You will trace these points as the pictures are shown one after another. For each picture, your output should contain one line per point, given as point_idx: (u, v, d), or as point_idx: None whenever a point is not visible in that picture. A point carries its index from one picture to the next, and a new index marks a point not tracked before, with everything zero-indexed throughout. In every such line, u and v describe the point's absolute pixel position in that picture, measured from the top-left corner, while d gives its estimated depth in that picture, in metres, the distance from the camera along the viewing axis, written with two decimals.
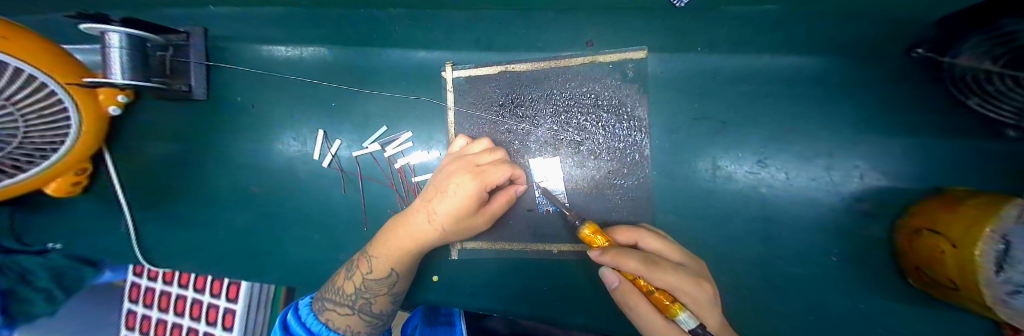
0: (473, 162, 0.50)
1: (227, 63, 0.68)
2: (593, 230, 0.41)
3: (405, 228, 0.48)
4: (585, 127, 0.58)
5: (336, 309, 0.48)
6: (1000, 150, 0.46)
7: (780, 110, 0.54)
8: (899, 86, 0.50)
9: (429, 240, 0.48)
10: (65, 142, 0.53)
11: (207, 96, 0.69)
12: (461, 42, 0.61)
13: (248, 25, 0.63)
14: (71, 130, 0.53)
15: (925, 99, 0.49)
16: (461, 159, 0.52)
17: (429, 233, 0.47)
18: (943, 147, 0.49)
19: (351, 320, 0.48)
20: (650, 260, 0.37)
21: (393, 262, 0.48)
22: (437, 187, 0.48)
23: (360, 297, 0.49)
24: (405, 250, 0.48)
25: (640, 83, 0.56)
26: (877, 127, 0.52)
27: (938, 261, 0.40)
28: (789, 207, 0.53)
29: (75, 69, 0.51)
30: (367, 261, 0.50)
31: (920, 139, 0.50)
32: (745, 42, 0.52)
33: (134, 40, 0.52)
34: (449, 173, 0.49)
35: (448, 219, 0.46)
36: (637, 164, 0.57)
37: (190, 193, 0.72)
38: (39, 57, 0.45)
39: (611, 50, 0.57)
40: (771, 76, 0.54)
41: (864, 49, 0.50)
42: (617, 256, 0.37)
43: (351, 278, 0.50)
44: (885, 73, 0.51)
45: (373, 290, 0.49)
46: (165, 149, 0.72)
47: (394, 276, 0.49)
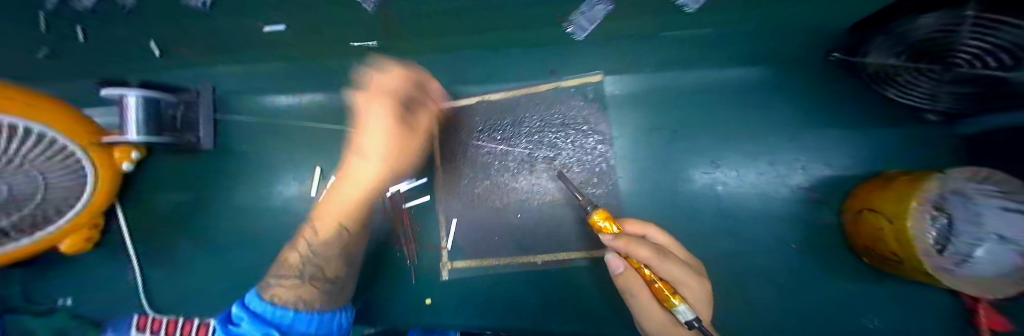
0: (406, 107, 0.56)
1: (236, 115, 0.77)
2: (606, 216, 0.43)
3: (339, 193, 0.56)
4: (556, 144, 0.65)
5: (285, 280, 0.53)
6: (897, 135, 0.55)
7: (727, 115, 0.60)
8: (820, 87, 0.58)
9: (373, 186, 0.57)
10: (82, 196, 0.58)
11: (213, 145, 0.76)
12: (440, 79, 0.68)
13: (253, 81, 0.72)
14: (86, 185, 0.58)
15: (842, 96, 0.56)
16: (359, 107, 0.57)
17: (366, 179, 0.56)
18: (864, 136, 0.56)
19: (300, 290, 0.52)
20: (659, 251, 0.39)
21: (338, 222, 0.55)
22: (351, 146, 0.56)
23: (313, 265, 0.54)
24: (353, 208, 0.55)
25: (600, 102, 0.64)
26: (814, 123, 0.58)
27: (880, 236, 0.44)
28: (748, 202, 0.57)
29: (94, 130, 0.58)
30: (309, 233, 0.56)
31: (850, 130, 0.56)
32: (689, 59, 0.59)
33: (149, 100, 0.59)
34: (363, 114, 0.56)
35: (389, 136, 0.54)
36: (606, 174, 0.63)
37: (196, 237, 0.77)
38: (62, 123, 0.51)
39: (571, 76, 0.65)
40: (713, 87, 0.61)
41: (788, 58, 0.57)
42: (633, 243, 0.38)
43: (298, 251, 0.56)
44: (811, 75, 0.57)
45: (320, 255, 0.54)
46: (173, 198, 0.78)
47: (344, 235, 0.55)
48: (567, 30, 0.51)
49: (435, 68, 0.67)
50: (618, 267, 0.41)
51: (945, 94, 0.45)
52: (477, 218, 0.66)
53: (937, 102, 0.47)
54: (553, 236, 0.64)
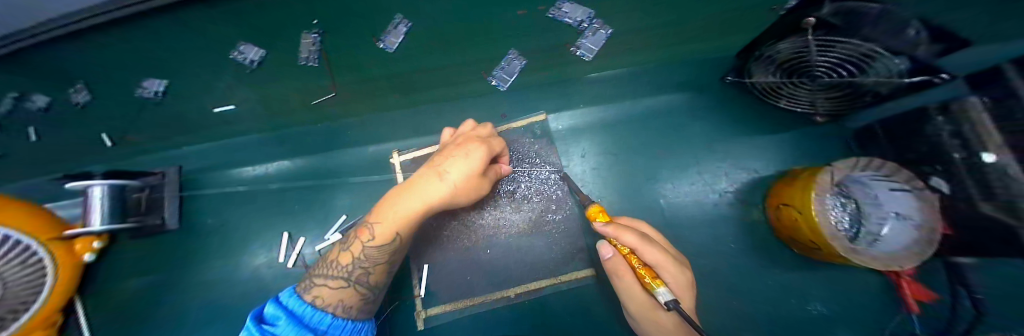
0: (473, 135, 0.51)
1: (199, 190, 0.77)
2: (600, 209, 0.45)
3: (410, 189, 0.45)
4: (515, 178, 0.68)
5: (328, 284, 0.44)
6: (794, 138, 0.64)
7: (658, 134, 0.68)
8: (728, 102, 0.67)
9: (439, 207, 0.45)
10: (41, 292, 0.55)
11: (179, 222, 0.76)
12: (402, 133, 0.75)
13: (224, 156, 0.76)
14: (47, 278, 0.57)
15: (745, 109, 0.66)
16: (461, 136, 0.52)
17: (444, 194, 0.43)
18: (770, 141, 0.64)
19: (340, 293, 0.44)
20: (647, 237, 0.38)
21: (397, 228, 0.45)
22: (444, 154, 0.47)
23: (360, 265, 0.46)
24: (411, 217, 0.45)
25: (548, 136, 0.70)
26: (730, 134, 0.66)
27: (794, 225, 0.49)
28: (688, 209, 0.63)
29: (55, 226, 0.59)
30: (368, 228, 0.47)
31: (758, 137, 0.65)
32: (614, 92, 0.69)
33: (116, 188, 0.61)
34: (460, 145, 0.47)
35: (464, 185, 0.45)
36: (563, 201, 0.67)
37: (158, 322, 0.73)
38: (18, 221, 0.52)
39: (519, 116, 0.72)
40: (642, 112, 0.69)
41: (695, 82, 0.67)
42: (620, 228, 0.38)
43: (349, 248, 0.47)
44: (719, 94, 0.67)
45: (372, 258, 0.46)
46: (136, 283, 0.75)
47: (399, 243, 0.47)
48: (491, 82, 0.67)
49: (396, 123, 0.74)
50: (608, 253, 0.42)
51: (820, 100, 0.54)
52: (447, 261, 0.68)
53: (818, 108, 0.56)
54: (521, 268, 0.66)
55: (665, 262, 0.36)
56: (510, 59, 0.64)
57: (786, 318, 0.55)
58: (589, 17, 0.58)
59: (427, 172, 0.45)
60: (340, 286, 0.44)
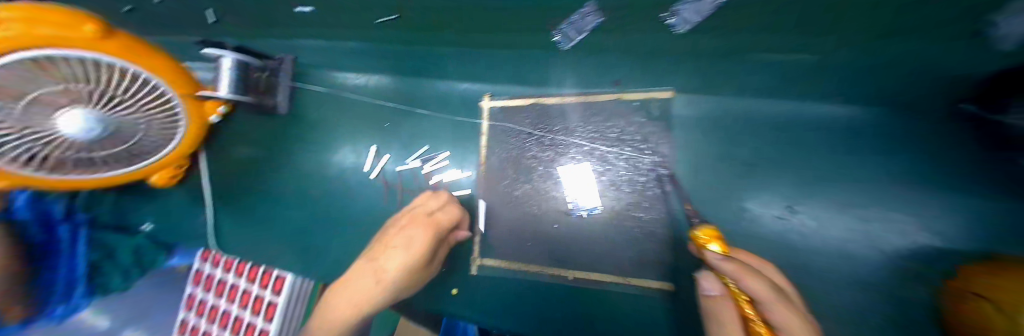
0: (421, 212, 0.62)
1: (309, 85, 0.82)
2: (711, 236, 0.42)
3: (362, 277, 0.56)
4: (607, 159, 0.62)
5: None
6: None
7: (812, 154, 0.57)
8: (922, 138, 0.53)
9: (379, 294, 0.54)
10: (177, 137, 0.66)
11: (288, 110, 0.83)
12: (499, 77, 0.70)
13: (330, 57, 0.78)
14: (180, 129, 0.65)
15: (952, 153, 0.51)
16: (413, 214, 0.63)
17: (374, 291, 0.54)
18: (994, 207, 0.48)
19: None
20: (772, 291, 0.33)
21: (342, 319, 0.53)
22: (387, 242, 0.61)
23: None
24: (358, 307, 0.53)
25: (663, 122, 0.61)
26: (896, 181, 0.53)
27: (981, 322, 0.37)
28: (823, 257, 0.53)
29: (190, 83, 0.61)
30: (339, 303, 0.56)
31: (955, 192, 0.51)
32: (765, 90, 0.57)
33: (240, 62, 0.66)
34: (404, 225, 0.61)
35: (398, 269, 0.55)
36: (658, 199, 0.59)
37: (261, 191, 0.85)
38: (167, 73, 0.55)
39: (638, 89, 0.63)
40: (796, 125, 0.58)
41: (881, 100, 0.54)
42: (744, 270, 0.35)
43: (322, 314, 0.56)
44: (915, 122, 0.53)
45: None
46: (248, 153, 0.86)
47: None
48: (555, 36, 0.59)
49: (497, 66, 0.70)
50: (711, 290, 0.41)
51: None
52: (513, 222, 0.66)
53: None
54: (593, 254, 0.61)
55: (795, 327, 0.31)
56: (584, 15, 0.54)
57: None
58: None
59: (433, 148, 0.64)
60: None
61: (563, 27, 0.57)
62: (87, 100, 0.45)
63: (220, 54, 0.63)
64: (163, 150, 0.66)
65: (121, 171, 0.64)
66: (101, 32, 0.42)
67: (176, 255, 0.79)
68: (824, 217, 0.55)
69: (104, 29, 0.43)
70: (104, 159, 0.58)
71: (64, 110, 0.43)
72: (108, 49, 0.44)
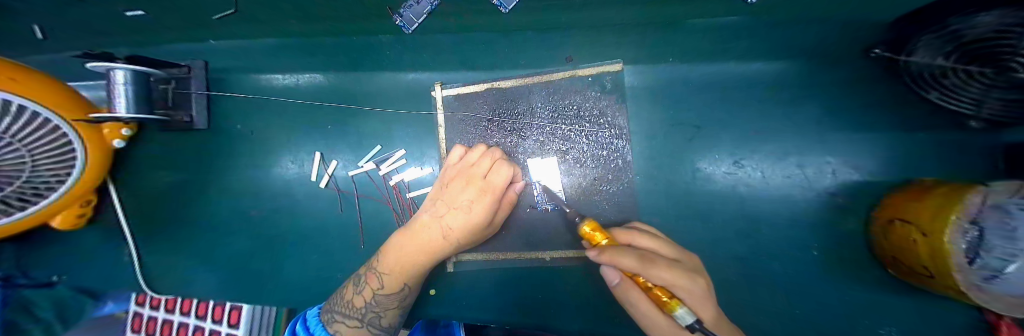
0: (477, 174, 0.54)
1: (229, 92, 0.72)
2: (593, 228, 0.41)
3: (416, 245, 0.51)
4: (571, 137, 0.61)
5: (345, 321, 0.51)
6: (918, 140, 0.55)
7: (752, 111, 0.61)
8: (842, 83, 0.58)
9: (446, 250, 0.52)
10: (71, 176, 0.54)
11: (208, 125, 0.72)
12: (448, 64, 0.66)
13: (250, 57, 0.68)
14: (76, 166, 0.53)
15: (862, 97, 0.58)
16: (463, 172, 0.56)
17: (442, 246, 0.51)
18: (887, 139, 0.57)
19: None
20: (646, 256, 0.37)
21: (403, 278, 0.51)
22: (447, 203, 0.53)
23: (370, 313, 0.52)
24: (418, 265, 0.51)
25: (618, 93, 0.61)
26: (819, 128, 0.59)
27: (907, 247, 0.42)
28: (766, 204, 0.59)
29: (75, 107, 0.50)
30: (376, 278, 0.52)
31: (865, 130, 0.58)
32: (709, 53, 0.59)
33: (139, 76, 0.55)
34: (459, 190, 0.54)
35: (459, 233, 0.51)
36: (622, 171, 0.60)
37: (192, 219, 0.74)
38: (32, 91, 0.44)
39: (588, 64, 0.62)
40: (737, 84, 0.61)
41: (807, 53, 0.57)
42: (614, 255, 0.36)
43: (362, 293, 0.52)
44: (837, 69, 0.58)
45: (383, 304, 0.52)
46: (170, 178, 0.75)
47: (406, 290, 0.52)
48: (395, 22, 0.57)
49: (443, 51, 0.65)
50: (614, 280, 0.39)
51: (992, 101, 0.43)
52: None
53: (982, 110, 0.45)
54: (568, 233, 0.62)
55: (677, 279, 0.35)
56: None
57: (823, 321, 0.55)
58: None
59: (450, 168, 0.58)
60: (357, 324, 0.51)
61: (402, 11, 0.55)
62: None
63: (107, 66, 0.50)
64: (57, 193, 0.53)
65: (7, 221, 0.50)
66: None
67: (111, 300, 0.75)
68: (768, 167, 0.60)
69: None
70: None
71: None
72: None
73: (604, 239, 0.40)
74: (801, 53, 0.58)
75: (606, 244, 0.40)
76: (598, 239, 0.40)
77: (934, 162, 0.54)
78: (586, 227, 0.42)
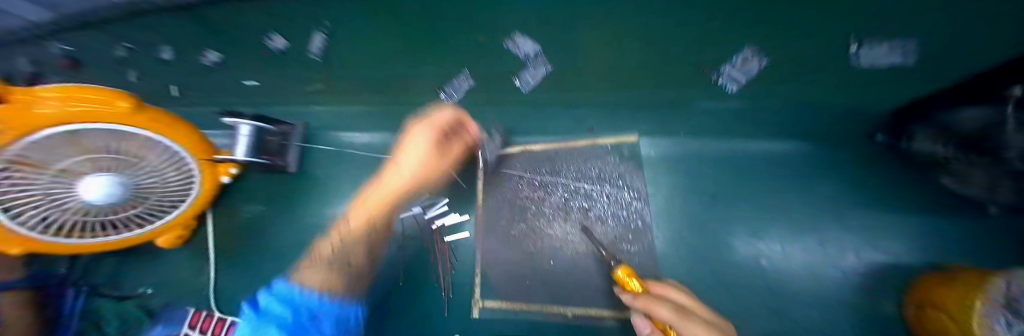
0: None
1: (319, 145, 0.92)
2: (629, 274, 0.48)
3: None
4: (593, 195, 0.69)
5: None
6: (944, 224, 0.56)
7: (762, 182, 0.67)
8: (849, 163, 0.64)
9: None
10: (185, 201, 0.70)
11: (297, 169, 0.90)
12: (490, 130, 0.81)
13: (342, 120, 0.89)
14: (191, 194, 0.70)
15: (869, 177, 0.63)
16: None
17: None
18: (907, 220, 0.59)
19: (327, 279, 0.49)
20: (681, 310, 0.40)
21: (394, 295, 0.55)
22: None
23: (348, 247, 0.55)
24: None
25: (636, 161, 0.70)
26: (832, 204, 0.63)
27: (943, 334, 0.42)
28: (793, 276, 0.59)
29: (210, 150, 0.68)
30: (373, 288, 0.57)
31: (882, 209, 0.61)
32: (716, 131, 0.68)
33: (256, 131, 0.74)
34: None
35: None
36: (642, 231, 0.65)
37: (264, 248, 0.87)
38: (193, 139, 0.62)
39: (610, 135, 0.73)
40: (744, 158, 0.69)
41: (811, 134, 0.65)
42: (649, 303, 0.41)
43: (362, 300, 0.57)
44: (839, 150, 0.65)
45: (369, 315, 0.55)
46: (255, 211, 0.91)
47: None
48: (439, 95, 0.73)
49: (488, 120, 0.80)
50: (644, 328, 0.44)
51: (1003, 187, 0.46)
52: (509, 259, 0.70)
53: (997, 197, 0.48)
54: (590, 289, 0.64)
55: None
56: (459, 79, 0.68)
57: None
58: (536, 52, 0.57)
59: None
60: None
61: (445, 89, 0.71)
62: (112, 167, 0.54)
63: (238, 122, 0.70)
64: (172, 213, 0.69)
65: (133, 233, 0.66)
66: (135, 107, 0.50)
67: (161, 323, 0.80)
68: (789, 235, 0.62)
69: (139, 103, 0.51)
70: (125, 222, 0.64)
71: (91, 178, 0.51)
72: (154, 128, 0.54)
73: (638, 285, 0.46)
74: (804, 134, 0.65)
75: (640, 290, 0.45)
76: (633, 285, 0.46)
77: (969, 248, 0.54)
78: (622, 272, 0.49)
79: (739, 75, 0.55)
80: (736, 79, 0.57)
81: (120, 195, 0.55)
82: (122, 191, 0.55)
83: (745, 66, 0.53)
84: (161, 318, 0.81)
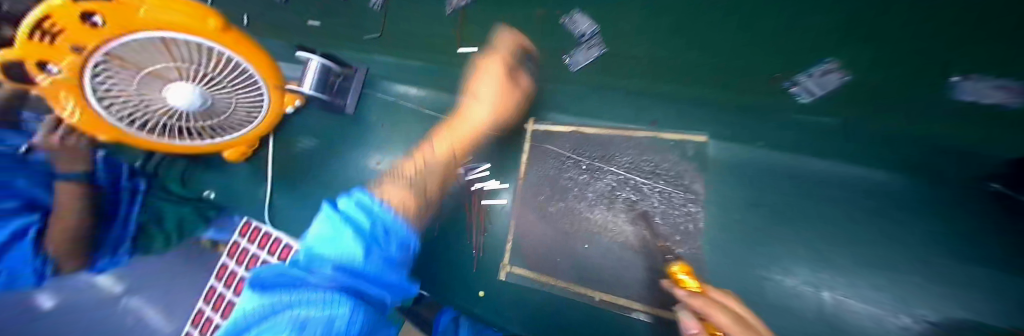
0: None
1: (374, 92, 0.96)
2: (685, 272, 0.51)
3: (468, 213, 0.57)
4: (643, 190, 0.66)
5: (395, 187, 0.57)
6: None
7: (843, 212, 0.59)
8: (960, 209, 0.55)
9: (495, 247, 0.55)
10: (256, 120, 0.82)
11: (353, 111, 0.94)
12: (543, 105, 0.79)
13: (398, 71, 0.92)
14: (261, 114, 0.81)
15: None
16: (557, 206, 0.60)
17: None
18: None
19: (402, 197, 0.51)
20: (743, 321, 0.38)
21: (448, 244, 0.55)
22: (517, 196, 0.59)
23: (421, 177, 0.61)
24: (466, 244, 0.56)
25: (697, 162, 0.66)
26: (931, 250, 0.53)
27: None
28: (853, 316, 0.54)
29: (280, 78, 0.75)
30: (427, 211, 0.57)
31: None
32: (800, 146, 0.61)
33: (324, 67, 0.79)
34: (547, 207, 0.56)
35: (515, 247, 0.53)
36: (690, 235, 0.62)
37: (317, 178, 0.95)
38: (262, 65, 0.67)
39: (673, 130, 0.69)
40: (828, 181, 0.61)
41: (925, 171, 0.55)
42: (703, 303, 0.41)
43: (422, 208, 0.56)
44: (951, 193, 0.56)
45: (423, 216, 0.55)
46: (312, 143, 0.98)
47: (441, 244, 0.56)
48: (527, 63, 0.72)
49: (541, 94, 0.78)
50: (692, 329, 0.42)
51: None
52: (543, 235, 0.71)
53: None
54: (621, 280, 0.63)
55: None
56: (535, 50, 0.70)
57: None
58: (590, 32, 0.57)
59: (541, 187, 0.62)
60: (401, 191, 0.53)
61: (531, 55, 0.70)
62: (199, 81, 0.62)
63: (310, 58, 0.75)
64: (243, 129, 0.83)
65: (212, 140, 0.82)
66: (220, 28, 0.52)
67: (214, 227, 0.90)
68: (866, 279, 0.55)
69: (223, 25, 0.53)
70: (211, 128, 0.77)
71: (175, 84, 0.60)
72: (233, 46, 0.58)
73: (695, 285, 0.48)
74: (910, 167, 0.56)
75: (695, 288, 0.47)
76: (688, 281, 0.49)
77: None
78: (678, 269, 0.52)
79: (820, 85, 0.47)
80: (812, 91, 0.49)
81: (205, 100, 0.65)
82: (204, 99, 0.65)
83: (824, 77, 0.45)
84: (215, 223, 0.91)
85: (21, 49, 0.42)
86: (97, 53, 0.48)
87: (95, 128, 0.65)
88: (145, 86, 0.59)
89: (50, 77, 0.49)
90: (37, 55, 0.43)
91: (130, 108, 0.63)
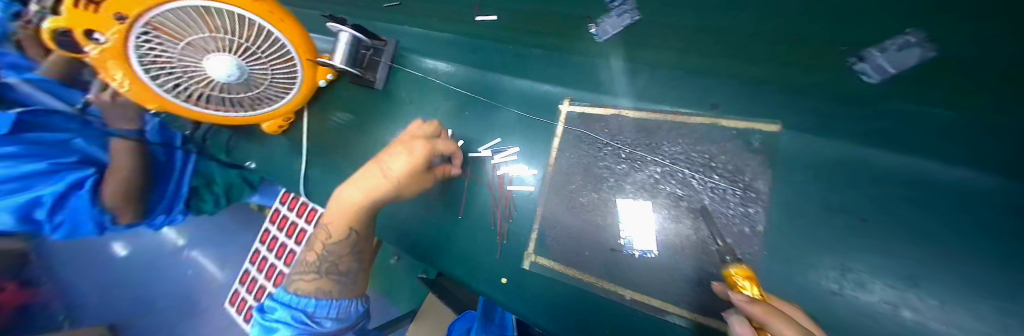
0: (421, 135, 0.69)
1: (403, 67, 0.92)
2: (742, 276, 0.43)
3: (343, 200, 0.68)
4: (691, 184, 0.59)
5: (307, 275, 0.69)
6: None
7: None
8: None
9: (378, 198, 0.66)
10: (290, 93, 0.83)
11: (383, 86, 0.93)
12: (581, 85, 0.73)
13: (429, 45, 0.88)
14: (292, 90, 0.82)
15: None
16: (416, 136, 0.68)
17: (383, 185, 0.64)
18: None
19: (315, 286, 0.68)
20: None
21: (347, 225, 0.68)
22: (377, 161, 0.67)
23: (325, 261, 0.69)
24: (356, 213, 0.67)
25: (765, 155, 0.56)
26: None
27: None
28: None
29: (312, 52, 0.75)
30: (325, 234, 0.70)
31: None
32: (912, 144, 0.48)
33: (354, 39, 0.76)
34: (397, 146, 0.66)
35: (400, 180, 0.64)
36: (744, 238, 0.55)
37: (346, 152, 0.95)
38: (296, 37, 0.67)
39: (737, 117, 0.59)
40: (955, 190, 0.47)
41: None
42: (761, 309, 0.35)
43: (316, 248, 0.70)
44: None
45: (335, 253, 0.69)
46: (343, 117, 0.98)
47: (352, 235, 0.70)
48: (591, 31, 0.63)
49: (578, 74, 0.73)
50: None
51: None
52: (572, 225, 0.67)
53: None
54: (654, 279, 0.58)
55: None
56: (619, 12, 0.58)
57: None
58: None
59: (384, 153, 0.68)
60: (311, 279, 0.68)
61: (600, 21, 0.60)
62: (234, 52, 0.63)
63: (340, 29, 0.72)
64: (275, 104, 0.85)
65: (248, 113, 0.84)
66: None
67: (259, 194, 1.18)
68: (990, 307, 0.40)
69: None
70: (250, 101, 0.80)
71: (215, 55, 0.61)
72: (266, 17, 0.59)
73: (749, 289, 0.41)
74: None
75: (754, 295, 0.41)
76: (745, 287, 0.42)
77: None
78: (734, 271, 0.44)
79: (890, 61, 0.39)
80: (880, 69, 0.40)
81: (238, 74, 0.66)
82: (238, 73, 0.66)
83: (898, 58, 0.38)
84: (260, 190, 1.17)
85: (71, 13, 0.51)
86: (138, 21, 0.55)
87: (146, 97, 0.73)
88: (188, 57, 0.62)
89: (97, 45, 0.57)
90: (84, 23, 0.53)
91: (175, 80, 0.68)
